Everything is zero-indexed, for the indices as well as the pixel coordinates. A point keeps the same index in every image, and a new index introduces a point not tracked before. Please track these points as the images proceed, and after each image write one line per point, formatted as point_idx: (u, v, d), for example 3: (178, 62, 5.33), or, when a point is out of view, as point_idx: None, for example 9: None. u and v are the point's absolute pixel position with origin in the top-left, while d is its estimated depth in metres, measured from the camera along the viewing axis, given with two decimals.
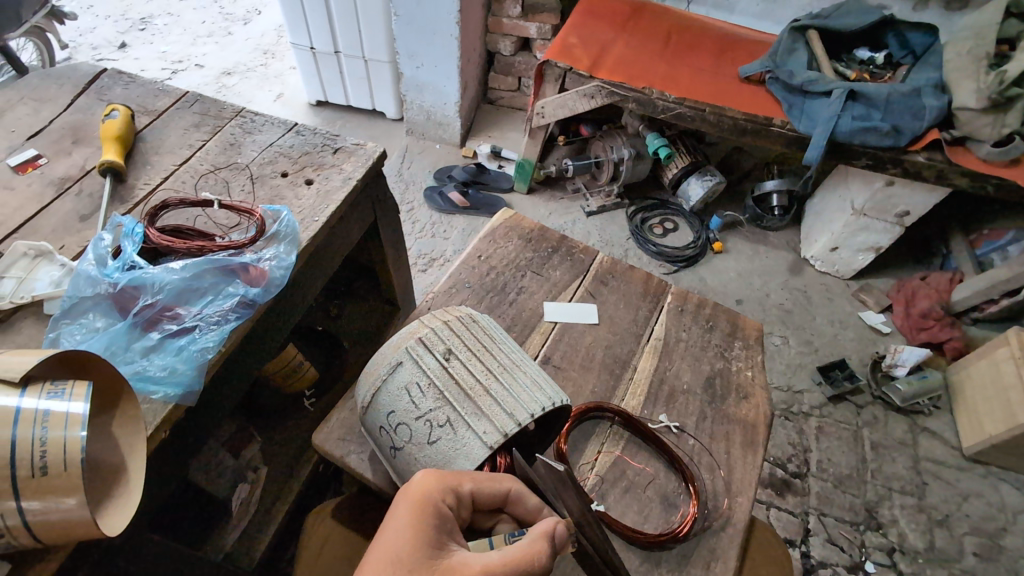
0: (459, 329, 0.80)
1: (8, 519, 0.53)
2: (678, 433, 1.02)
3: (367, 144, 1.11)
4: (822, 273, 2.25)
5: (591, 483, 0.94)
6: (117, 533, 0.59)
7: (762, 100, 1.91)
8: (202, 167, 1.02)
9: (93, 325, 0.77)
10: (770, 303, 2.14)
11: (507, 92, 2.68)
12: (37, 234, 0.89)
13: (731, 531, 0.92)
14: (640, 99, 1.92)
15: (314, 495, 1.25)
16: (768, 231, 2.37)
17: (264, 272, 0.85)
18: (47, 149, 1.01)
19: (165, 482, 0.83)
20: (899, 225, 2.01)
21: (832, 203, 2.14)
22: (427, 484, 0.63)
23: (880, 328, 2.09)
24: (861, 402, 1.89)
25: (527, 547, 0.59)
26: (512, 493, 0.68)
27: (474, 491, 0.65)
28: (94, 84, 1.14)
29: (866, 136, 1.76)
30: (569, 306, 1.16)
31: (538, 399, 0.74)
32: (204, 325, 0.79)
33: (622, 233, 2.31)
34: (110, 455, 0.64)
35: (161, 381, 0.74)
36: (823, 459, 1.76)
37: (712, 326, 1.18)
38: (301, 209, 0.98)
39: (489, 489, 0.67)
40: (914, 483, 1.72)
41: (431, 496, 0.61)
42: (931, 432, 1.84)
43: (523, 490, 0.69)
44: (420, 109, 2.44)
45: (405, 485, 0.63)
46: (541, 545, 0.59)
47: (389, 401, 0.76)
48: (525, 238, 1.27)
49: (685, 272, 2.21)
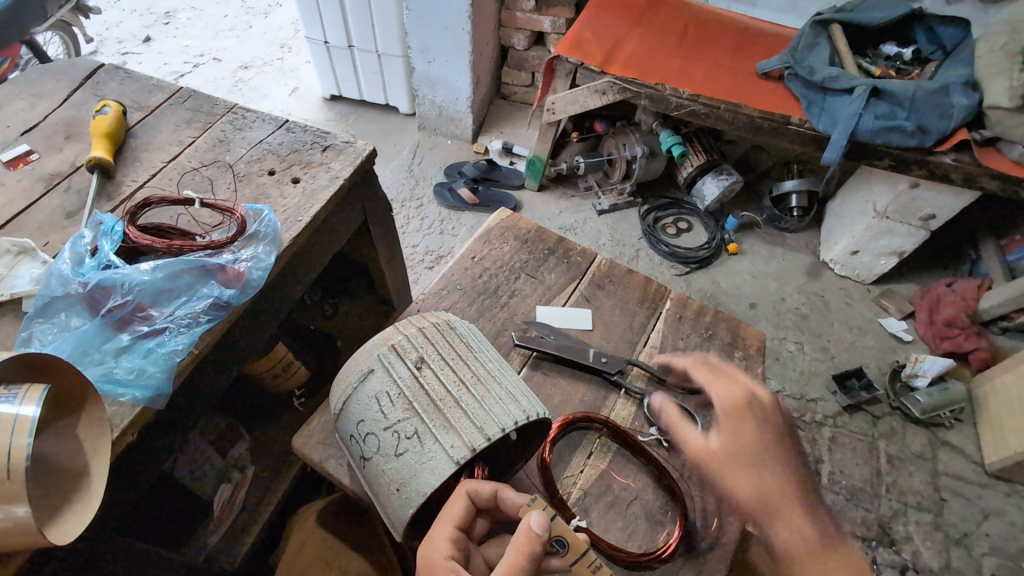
0: (433, 336, 0.77)
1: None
2: (670, 448, 0.97)
3: (357, 142, 1.08)
4: (841, 277, 2.16)
5: (574, 497, 0.90)
6: (70, 541, 0.58)
7: (780, 97, 1.83)
8: (190, 164, 1.02)
9: (66, 324, 0.78)
10: (785, 307, 2.07)
11: (520, 87, 2.64)
12: (22, 230, 0.90)
13: (719, 551, 0.87)
14: (652, 96, 1.87)
15: (303, 493, 1.25)
16: (786, 232, 2.29)
17: (241, 273, 0.85)
18: (39, 145, 1.02)
19: (142, 481, 0.83)
20: (924, 229, 1.92)
21: (854, 205, 2.05)
22: (427, 546, 0.65)
23: (902, 335, 2.00)
24: (878, 413, 1.81)
25: (513, 556, 0.61)
26: (473, 498, 0.69)
27: (455, 524, 0.67)
28: (91, 79, 1.14)
29: (889, 135, 1.68)
30: (563, 311, 1.13)
31: (511, 413, 0.71)
32: (175, 327, 0.79)
33: (634, 233, 2.26)
34: (75, 459, 0.65)
35: (129, 383, 0.74)
36: (835, 471, 1.69)
37: (711, 334, 1.13)
38: (286, 208, 0.96)
39: (457, 508, 0.68)
40: (931, 499, 1.65)
41: (433, 560, 0.64)
42: (952, 447, 1.75)
43: (474, 484, 0.70)
44: (431, 104, 2.41)
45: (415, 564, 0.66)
46: (527, 546, 0.61)
47: (359, 409, 0.74)
48: (521, 239, 1.23)
49: (697, 274, 2.15)
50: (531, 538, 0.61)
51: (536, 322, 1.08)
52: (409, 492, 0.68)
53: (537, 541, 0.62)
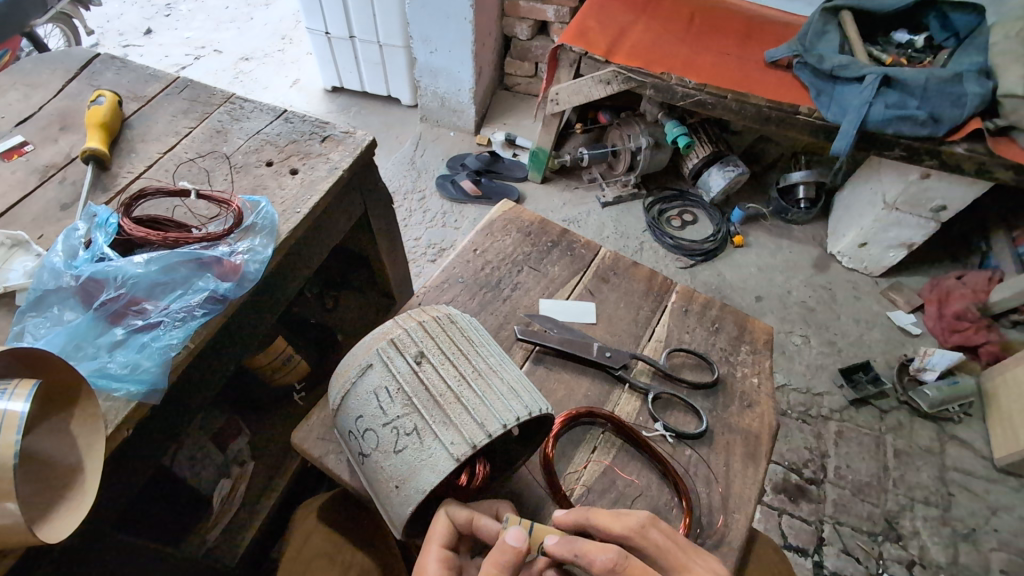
0: (433, 330, 0.76)
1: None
2: (675, 443, 0.95)
3: (357, 132, 1.06)
4: (849, 270, 2.13)
5: (577, 494, 0.88)
6: (62, 540, 0.57)
7: (788, 86, 1.79)
8: (186, 155, 1.00)
9: (59, 318, 0.76)
10: (792, 301, 2.04)
11: (524, 78, 2.60)
12: (16, 222, 0.88)
13: (725, 549, 0.85)
14: (658, 85, 1.83)
15: (304, 488, 1.25)
16: (793, 225, 2.25)
17: (237, 266, 0.83)
18: (34, 136, 1.00)
19: (138, 477, 0.81)
20: (934, 221, 1.88)
21: (863, 196, 2.01)
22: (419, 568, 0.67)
23: (911, 329, 1.97)
24: (885, 407, 1.78)
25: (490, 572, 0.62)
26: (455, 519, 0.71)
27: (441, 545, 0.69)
28: (86, 70, 1.12)
29: (900, 125, 1.64)
30: (567, 304, 1.11)
31: (512, 408, 0.70)
32: (169, 321, 0.78)
33: (638, 225, 2.23)
34: (68, 456, 0.64)
35: (123, 378, 0.72)
36: (841, 465, 1.67)
37: (718, 328, 1.11)
38: (283, 200, 0.95)
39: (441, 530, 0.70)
40: (939, 494, 1.62)
41: None
42: (960, 441, 1.73)
43: (453, 506, 0.72)
44: (434, 95, 2.38)
45: None
46: (504, 562, 0.62)
47: (358, 405, 0.73)
48: (524, 231, 1.21)
49: (702, 266, 2.12)
50: (507, 553, 0.62)
51: (540, 316, 1.06)
52: (408, 490, 0.67)
53: (514, 553, 0.62)
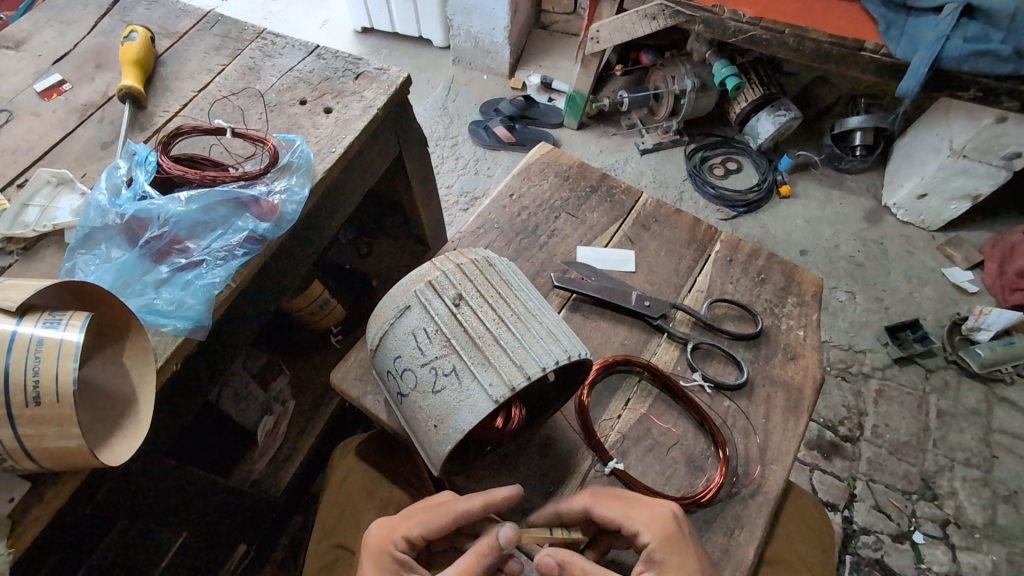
0: (471, 273, 0.74)
1: (7, 443, 0.56)
2: (714, 394, 0.93)
3: (390, 69, 1.02)
4: (904, 223, 1.99)
5: (611, 440, 0.87)
6: (120, 464, 0.61)
7: (854, 19, 1.61)
8: (220, 93, 0.98)
9: (107, 255, 0.79)
10: (839, 255, 1.94)
11: (562, 15, 2.45)
12: (60, 160, 0.89)
13: (761, 499, 0.84)
14: (708, 20, 1.68)
15: (343, 428, 1.30)
16: (846, 173, 2.11)
17: (274, 207, 0.84)
18: (71, 74, 1.00)
19: (188, 409, 0.85)
20: (1006, 170, 1.72)
21: (926, 142, 1.86)
22: (383, 531, 0.73)
23: (966, 286, 1.85)
24: (932, 366, 1.71)
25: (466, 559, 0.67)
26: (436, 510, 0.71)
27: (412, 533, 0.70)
28: (117, 5, 1.10)
29: (978, 61, 1.48)
30: (606, 252, 1.07)
31: (551, 352, 0.69)
32: (211, 260, 0.79)
33: (679, 173, 2.13)
34: (122, 386, 0.66)
35: (171, 314, 0.74)
36: (880, 424, 1.62)
37: (763, 279, 1.06)
38: (318, 139, 0.93)
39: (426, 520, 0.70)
40: (982, 456, 1.57)
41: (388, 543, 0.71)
42: (1010, 403, 1.65)
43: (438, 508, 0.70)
44: (467, 34, 2.27)
45: (371, 535, 0.73)
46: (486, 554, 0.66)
47: (396, 346, 0.73)
48: (562, 175, 1.16)
49: (744, 217, 2.03)
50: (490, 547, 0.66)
51: (576, 263, 1.03)
52: (446, 429, 0.68)
53: (496, 551, 0.66)
